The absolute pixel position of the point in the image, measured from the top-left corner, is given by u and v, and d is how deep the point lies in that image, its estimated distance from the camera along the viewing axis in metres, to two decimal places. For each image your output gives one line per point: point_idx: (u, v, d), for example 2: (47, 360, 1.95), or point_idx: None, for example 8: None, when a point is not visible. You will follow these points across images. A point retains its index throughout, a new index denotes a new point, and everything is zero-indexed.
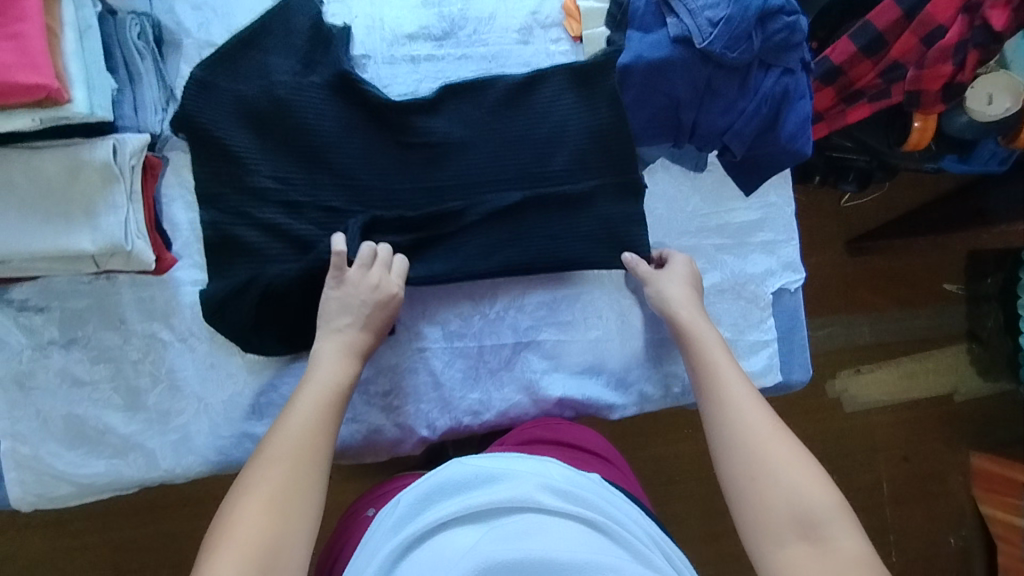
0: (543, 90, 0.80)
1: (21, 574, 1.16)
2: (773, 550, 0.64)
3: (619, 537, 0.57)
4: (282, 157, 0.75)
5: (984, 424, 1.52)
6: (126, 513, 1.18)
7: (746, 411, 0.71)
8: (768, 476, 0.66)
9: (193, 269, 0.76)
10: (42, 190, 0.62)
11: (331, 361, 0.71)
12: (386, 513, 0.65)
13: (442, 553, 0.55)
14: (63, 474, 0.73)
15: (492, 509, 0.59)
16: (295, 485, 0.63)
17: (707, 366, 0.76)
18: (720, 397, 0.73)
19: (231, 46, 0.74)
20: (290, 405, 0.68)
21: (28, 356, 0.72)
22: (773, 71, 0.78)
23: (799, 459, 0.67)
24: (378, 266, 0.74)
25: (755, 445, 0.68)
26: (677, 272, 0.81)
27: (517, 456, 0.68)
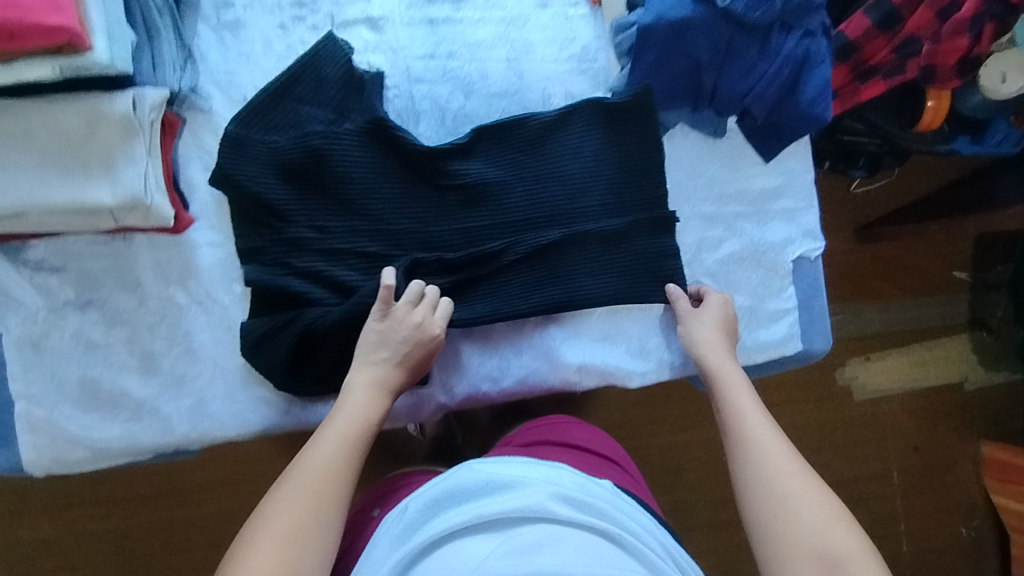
0: (571, 131, 0.81)
1: (28, 558, 1.15)
2: None
3: (635, 550, 0.60)
4: (320, 208, 0.76)
5: (996, 415, 1.49)
6: (132, 499, 1.17)
7: (772, 451, 0.70)
8: (782, 510, 0.66)
9: (210, 231, 0.75)
10: (61, 143, 0.61)
11: (363, 395, 0.71)
12: (393, 520, 0.67)
13: (452, 565, 0.57)
14: (78, 438, 0.71)
15: (501, 520, 0.61)
16: (315, 520, 0.62)
17: (733, 407, 0.75)
18: (748, 438, 0.72)
19: (264, 99, 0.74)
20: (320, 437, 0.68)
21: (44, 318, 0.71)
22: (794, 33, 0.78)
23: (816, 494, 0.66)
24: (423, 305, 0.74)
25: (770, 477, 0.68)
26: (712, 307, 0.81)
27: (526, 461, 0.70)
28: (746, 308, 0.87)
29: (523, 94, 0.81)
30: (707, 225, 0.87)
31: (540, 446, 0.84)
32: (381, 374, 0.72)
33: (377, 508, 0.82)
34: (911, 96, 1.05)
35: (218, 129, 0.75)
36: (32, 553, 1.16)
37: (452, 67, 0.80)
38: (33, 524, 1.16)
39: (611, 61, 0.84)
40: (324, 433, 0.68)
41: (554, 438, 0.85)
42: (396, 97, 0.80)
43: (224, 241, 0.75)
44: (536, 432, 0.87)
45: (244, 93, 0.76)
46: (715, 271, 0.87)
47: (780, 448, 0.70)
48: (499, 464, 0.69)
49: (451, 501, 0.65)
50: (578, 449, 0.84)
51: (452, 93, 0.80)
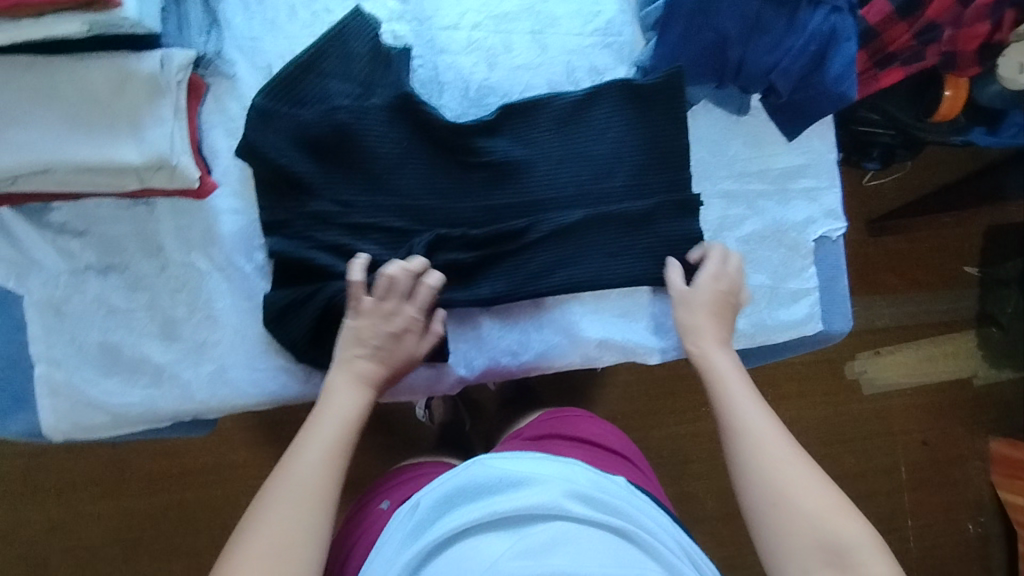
0: (598, 109, 0.81)
1: (36, 535, 1.15)
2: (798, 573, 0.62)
3: (649, 547, 0.59)
4: (346, 182, 0.76)
5: (1004, 412, 1.48)
6: (140, 478, 1.17)
7: (768, 442, 0.70)
8: (781, 503, 0.65)
9: (232, 198, 0.75)
10: (87, 101, 0.61)
11: (343, 391, 0.71)
12: (404, 516, 0.67)
13: (466, 563, 0.57)
14: (98, 402, 0.71)
15: (515, 517, 0.60)
16: (301, 521, 0.62)
17: (724, 397, 0.75)
18: (741, 428, 0.71)
19: (290, 71, 0.73)
20: (300, 439, 0.69)
21: (66, 281, 0.71)
22: (822, 9, 0.77)
23: (817, 484, 0.66)
24: (394, 296, 0.72)
25: (769, 471, 0.67)
26: (703, 287, 0.79)
27: (538, 459, 0.69)
28: (766, 287, 0.87)
29: (546, 67, 0.81)
30: (728, 204, 0.86)
31: (549, 439, 0.81)
32: (361, 368, 0.72)
33: (386, 499, 0.82)
34: (929, 85, 1.04)
35: (241, 95, 0.75)
36: (39, 532, 1.15)
37: (476, 38, 0.80)
38: (39, 503, 1.15)
39: (636, 35, 0.84)
40: (305, 434, 0.69)
41: (565, 432, 0.82)
42: (421, 67, 0.80)
43: (246, 208, 0.75)
44: (546, 424, 0.84)
45: (268, 61, 0.76)
46: (737, 250, 0.86)
47: (777, 441, 0.70)
48: (509, 461, 0.68)
49: (462, 497, 0.64)
50: (588, 443, 0.81)
51: (476, 64, 0.80)
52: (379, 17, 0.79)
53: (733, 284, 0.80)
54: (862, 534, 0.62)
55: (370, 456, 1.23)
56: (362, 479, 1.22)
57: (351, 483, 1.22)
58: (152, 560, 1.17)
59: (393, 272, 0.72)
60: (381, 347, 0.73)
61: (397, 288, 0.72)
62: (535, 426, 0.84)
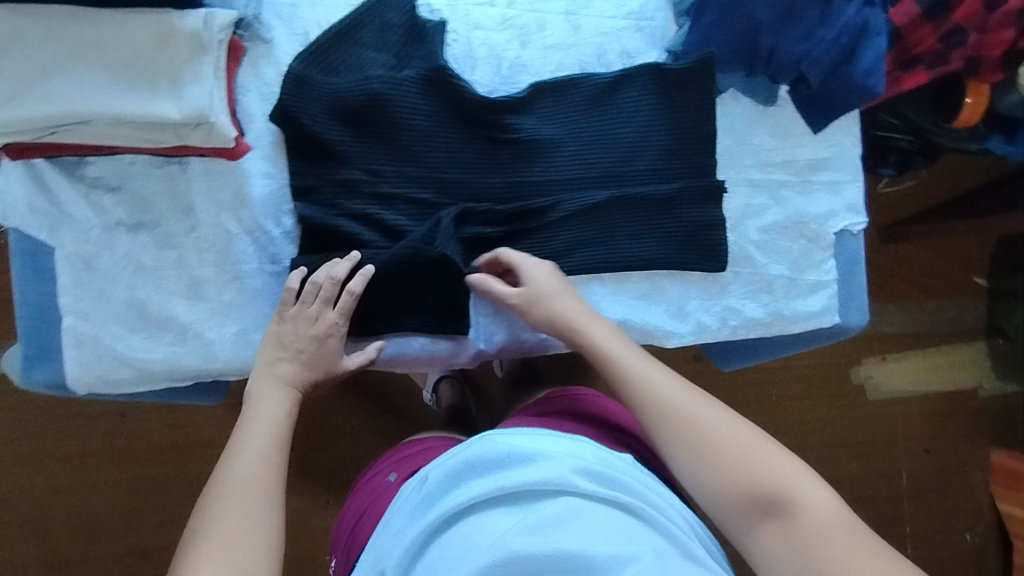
0: (627, 92, 0.81)
1: (36, 500, 1.14)
2: (749, 527, 0.59)
3: (659, 525, 0.57)
4: (376, 151, 0.76)
5: (1007, 424, 1.48)
6: (144, 448, 1.16)
7: (677, 398, 0.66)
8: (704, 463, 0.62)
9: (263, 162, 0.76)
10: (131, 55, 0.62)
11: (268, 393, 0.70)
12: (413, 490, 0.64)
13: (473, 538, 0.54)
14: (123, 356, 0.72)
15: (524, 492, 0.57)
16: (248, 519, 0.59)
17: (624, 366, 0.70)
18: (647, 396, 0.67)
19: (328, 39, 0.74)
20: (235, 444, 0.66)
21: (96, 236, 0.72)
22: (855, 2, 0.77)
23: (735, 426, 0.63)
24: (319, 301, 0.72)
25: (683, 432, 0.64)
26: (536, 278, 0.75)
27: (547, 434, 0.66)
28: (785, 277, 0.87)
29: (578, 47, 0.83)
30: (753, 192, 0.87)
31: (557, 415, 0.79)
32: (286, 372, 0.71)
33: (394, 471, 0.80)
34: (949, 93, 1.01)
35: (277, 61, 0.76)
36: (40, 498, 1.14)
37: (511, 15, 0.82)
38: (41, 470, 1.14)
39: (668, 21, 0.85)
40: (239, 438, 0.66)
41: (569, 411, 0.80)
42: (455, 42, 0.80)
43: (276, 173, 0.76)
44: (552, 403, 0.82)
45: (305, 28, 0.77)
46: (758, 239, 0.87)
47: (689, 399, 0.66)
48: (518, 436, 0.64)
49: (470, 471, 0.60)
50: (597, 424, 0.78)
51: (509, 42, 0.81)
52: None
53: (552, 264, 0.77)
54: (797, 477, 0.59)
55: (375, 438, 1.22)
56: (366, 459, 1.22)
57: (355, 464, 1.22)
58: (155, 530, 1.16)
59: (317, 282, 0.72)
60: (301, 351, 0.72)
61: (320, 293, 0.71)
62: (549, 399, 0.83)
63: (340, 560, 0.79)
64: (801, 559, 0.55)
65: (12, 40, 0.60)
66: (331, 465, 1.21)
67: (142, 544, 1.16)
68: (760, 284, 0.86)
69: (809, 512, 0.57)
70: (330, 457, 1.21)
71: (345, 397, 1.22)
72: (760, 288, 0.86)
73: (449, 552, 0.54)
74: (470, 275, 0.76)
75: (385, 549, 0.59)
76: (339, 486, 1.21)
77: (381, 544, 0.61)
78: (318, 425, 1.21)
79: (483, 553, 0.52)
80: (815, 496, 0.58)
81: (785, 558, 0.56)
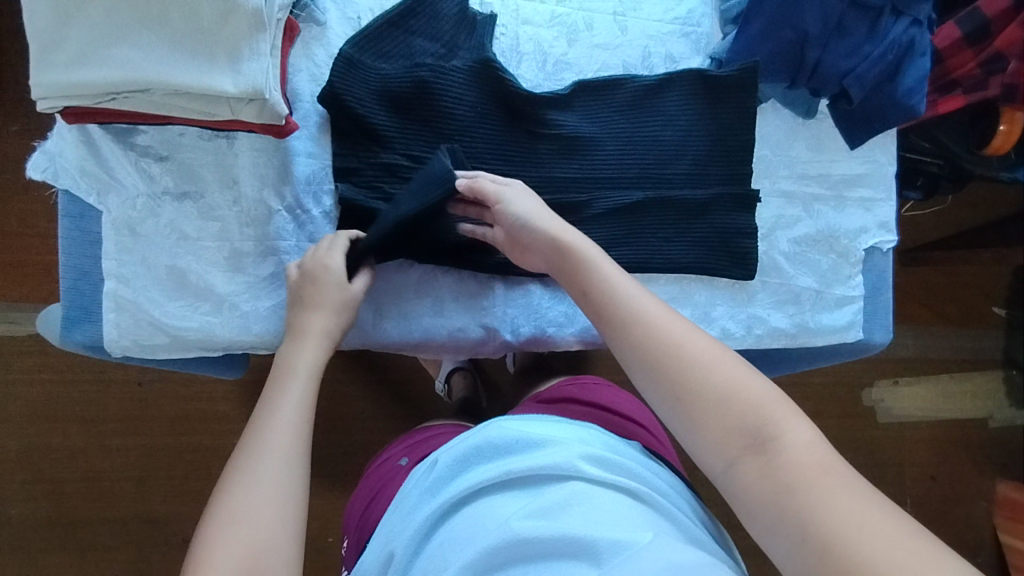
0: (669, 95, 0.82)
1: (48, 463, 1.16)
2: (727, 471, 0.53)
3: (665, 511, 0.58)
4: (417, 136, 0.77)
5: (1015, 455, 1.46)
6: (160, 418, 1.18)
7: (651, 324, 0.59)
8: (679, 393, 0.56)
9: (309, 142, 0.77)
10: (192, 27, 0.63)
11: (300, 353, 0.67)
12: (423, 474, 0.65)
13: (479, 521, 0.55)
14: (160, 323, 0.73)
15: (531, 478, 0.58)
16: (277, 489, 0.56)
17: (598, 291, 0.64)
18: (620, 321, 0.61)
19: (380, 25, 0.76)
20: (268, 402, 0.62)
21: (142, 203, 0.73)
22: (903, 19, 0.78)
23: (714, 352, 0.57)
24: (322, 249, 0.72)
25: (658, 359, 0.57)
26: (511, 198, 0.72)
27: (556, 421, 0.67)
28: (812, 290, 0.87)
29: (624, 49, 0.84)
30: (786, 203, 0.87)
31: (567, 403, 0.79)
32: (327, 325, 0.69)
33: (405, 456, 0.79)
34: (984, 117, 1.01)
35: (328, 43, 0.77)
36: (55, 459, 1.16)
37: (561, 13, 0.83)
38: (59, 432, 1.16)
39: (714, 28, 0.86)
40: (267, 399, 0.63)
41: (578, 398, 0.80)
42: (503, 36, 0.81)
43: (320, 153, 0.77)
44: (561, 390, 0.82)
45: (358, 13, 0.78)
46: (788, 251, 0.87)
47: (669, 325, 0.59)
48: (526, 423, 0.65)
49: (478, 456, 0.61)
50: (608, 411, 0.78)
51: (557, 39, 0.82)
52: None
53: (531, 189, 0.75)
54: (783, 411, 0.53)
55: (386, 423, 1.24)
56: (376, 444, 1.23)
57: (366, 448, 1.23)
58: (166, 498, 1.18)
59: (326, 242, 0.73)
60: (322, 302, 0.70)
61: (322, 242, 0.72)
62: (558, 384, 0.84)
63: (352, 543, 0.77)
64: (778, 499, 0.49)
65: (82, 6, 0.62)
66: (341, 447, 1.22)
67: (153, 512, 1.18)
68: (787, 295, 0.87)
69: (792, 449, 0.51)
70: (339, 439, 1.22)
71: (359, 381, 1.23)
72: (786, 299, 0.87)
73: (455, 535, 0.55)
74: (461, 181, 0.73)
75: (395, 530, 0.60)
76: (348, 469, 1.22)
77: (391, 525, 0.62)
78: (332, 407, 1.22)
79: (486, 536, 0.53)
80: (799, 432, 0.52)
81: (762, 497, 0.50)
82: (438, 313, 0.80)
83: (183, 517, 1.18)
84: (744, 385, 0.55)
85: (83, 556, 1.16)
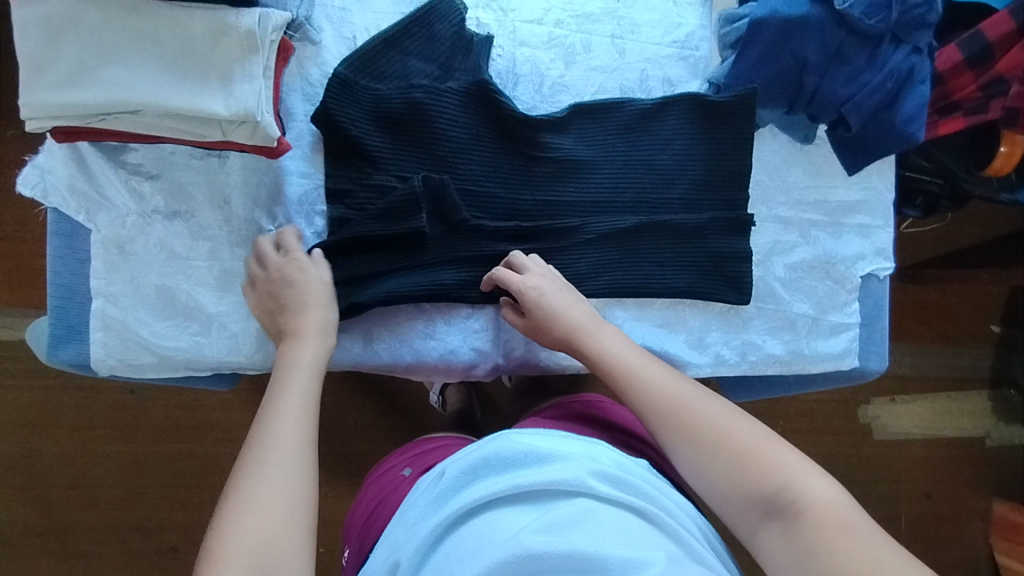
0: (666, 119, 0.82)
1: (36, 471, 1.15)
2: (756, 536, 0.58)
3: (673, 532, 0.57)
4: (412, 159, 0.76)
5: (1012, 475, 1.45)
6: (150, 427, 1.17)
7: (672, 390, 0.65)
8: (702, 457, 0.61)
9: (301, 161, 0.76)
10: (185, 49, 0.63)
11: (304, 350, 0.67)
12: (429, 485, 0.63)
13: (487, 535, 0.54)
14: (148, 343, 0.72)
15: (540, 492, 0.57)
16: (283, 481, 0.56)
17: (619, 365, 0.68)
18: (642, 389, 0.66)
19: (376, 46, 0.75)
20: (274, 395, 0.63)
21: (133, 222, 0.73)
22: (902, 48, 0.77)
23: (730, 418, 0.62)
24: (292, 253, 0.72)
25: (680, 426, 0.63)
26: (544, 289, 0.73)
27: (563, 436, 0.66)
28: (808, 317, 0.86)
29: (621, 71, 0.83)
30: (783, 229, 0.87)
31: (575, 420, 0.78)
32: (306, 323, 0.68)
33: (409, 467, 0.78)
34: (983, 138, 1.01)
35: (323, 63, 0.77)
36: (44, 466, 1.15)
37: (558, 35, 0.82)
38: (48, 439, 1.15)
39: (712, 52, 0.85)
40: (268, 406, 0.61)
41: (593, 415, 0.79)
42: (500, 57, 0.81)
43: (313, 173, 0.77)
44: (569, 406, 0.81)
45: (354, 32, 0.78)
46: (784, 277, 0.86)
47: (688, 393, 0.65)
48: (534, 437, 0.64)
49: (486, 469, 0.60)
50: (613, 429, 0.78)
51: (554, 61, 0.82)
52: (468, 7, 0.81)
53: (553, 270, 0.76)
54: (800, 467, 0.58)
55: (378, 435, 1.23)
56: (368, 456, 1.22)
57: (357, 460, 1.22)
58: (154, 508, 1.17)
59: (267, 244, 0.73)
60: (285, 299, 0.70)
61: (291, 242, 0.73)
62: (554, 405, 0.83)
63: (352, 553, 0.77)
64: (808, 558, 0.54)
65: (72, 27, 0.61)
66: (333, 458, 1.21)
67: (141, 522, 1.17)
68: (782, 321, 0.86)
69: (816, 505, 0.56)
70: (332, 450, 1.21)
71: (353, 393, 1.22)
72: (782, 325, 0.86)
73: (460, 550, 0.54)
74: (489, 278, 0.76)
75: (399, 540, 0.59)
76: (340, 482, 1.21)
77: (396, 534, 0.60)
78: (324, 418, 1.21)
79: (496, 549, 0.52)
80: (818, 486, 0.57)
81: (790, 556, 0.56)
82: (430, 335, 0.79)
83: (172, 527, 1.17)
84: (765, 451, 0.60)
85: (72, 564, 1.16)
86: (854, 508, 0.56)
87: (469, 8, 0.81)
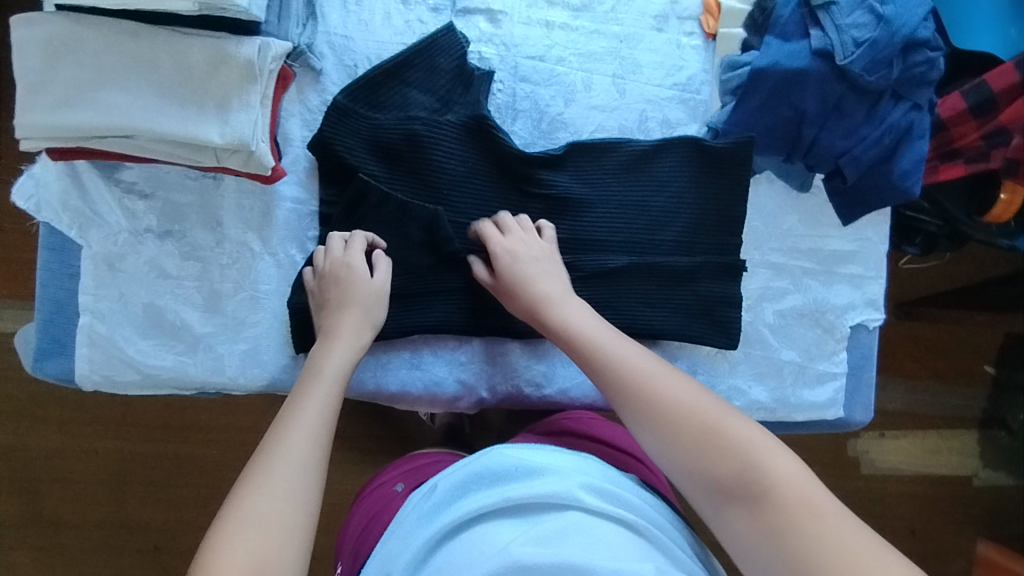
0: (664, 160, 0.82)
1: (21, 464, 1.14)
2: (721, 520, 0.55)
3: (662, 544, 0.56)
4: (405, 188, 0.76)
5: (997, 516, 1.44)
6: (133, 427, 1.16)
7: (644, 371, 0.61)
8: (667, 436, 0.57)
9: (296, 187, 0.77)
10: (183, 76, 0.63)
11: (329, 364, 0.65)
12: (422, 498, 0.63)
13: (476, 547, 0.53)
14: (132, 361, 0.72)
15: (527, 505, 0.57)
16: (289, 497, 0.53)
17: (592, 344, 0.65)
18: (618, 366, 0.63)
19: (377, 75, 0.75)
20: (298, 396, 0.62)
21: (124, 239, 0.73)
22: (902, 104, 0.77)
23: (690, 396, 0.58)
24: (330, 254, 0.72)
25: (646, 410, 0.59)
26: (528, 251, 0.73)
27: (555, 450, 0.66)
28: (795, 364, 0.86)
29: (621, 111, 0.83)
30: (774, 275, 0.87)
31: (563, 436, 0.75)
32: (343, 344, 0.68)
33: (402, 481, 0.78)
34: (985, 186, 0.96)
35: (323, 90, 0.77)
36: (28, 461, 1.14)
37: (559, 72, 0.82)
38: (34, 431, 1.15)
39: (713, 96, 0.85)
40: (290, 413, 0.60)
41: (582, 430, 0.75)
42: (499, 92, 0.81)
43: (308, 199, 0.77)
44: (560, 421, 0.78)
45: (355, 61, 0.78)
46: (773, 323, 0.86)
47: (659, 372, 0.61)
48: (526, 450, 0.64)
49: (477, 482, 0.60)
50: (600, 442, 0.74)
51: (554, 98, 0.82)
52: (471, 42, 0.81)
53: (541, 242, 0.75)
54: (760, 443, 0.55)
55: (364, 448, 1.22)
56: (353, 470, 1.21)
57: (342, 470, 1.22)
58: (135, 509, 1.17)
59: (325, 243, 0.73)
60: (345, 298, 0.69)
61: (331, 248, 0.72)
62: (545, 420, 0.81)
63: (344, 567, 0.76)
64: (773, 543, 0.51)
65: (72, 49, 0.62)
66: None
67: (121, 522, 1.17)
68: (768, 368, 0.86)
69: (780, 485, 0.52)
70: None
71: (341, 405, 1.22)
72: (767, 372, 0.86)
73: (448, 563, 0.53)
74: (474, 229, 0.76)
75: (391, 554, 0.58)
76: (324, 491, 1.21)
77: (387, 550, 0.60)
78: None
79: (486, 560, 0.51)
80: (784, 467, 0.53)
81: (756, 538, 0.52)
82: (415, 366, 0.79)
83: (152, 529, 1.17)
84: (736, 430, 0.56)
85: (52, 559, 1.15)
86: (818, 488, 0.53)
87: (473, 43, 0.81)
